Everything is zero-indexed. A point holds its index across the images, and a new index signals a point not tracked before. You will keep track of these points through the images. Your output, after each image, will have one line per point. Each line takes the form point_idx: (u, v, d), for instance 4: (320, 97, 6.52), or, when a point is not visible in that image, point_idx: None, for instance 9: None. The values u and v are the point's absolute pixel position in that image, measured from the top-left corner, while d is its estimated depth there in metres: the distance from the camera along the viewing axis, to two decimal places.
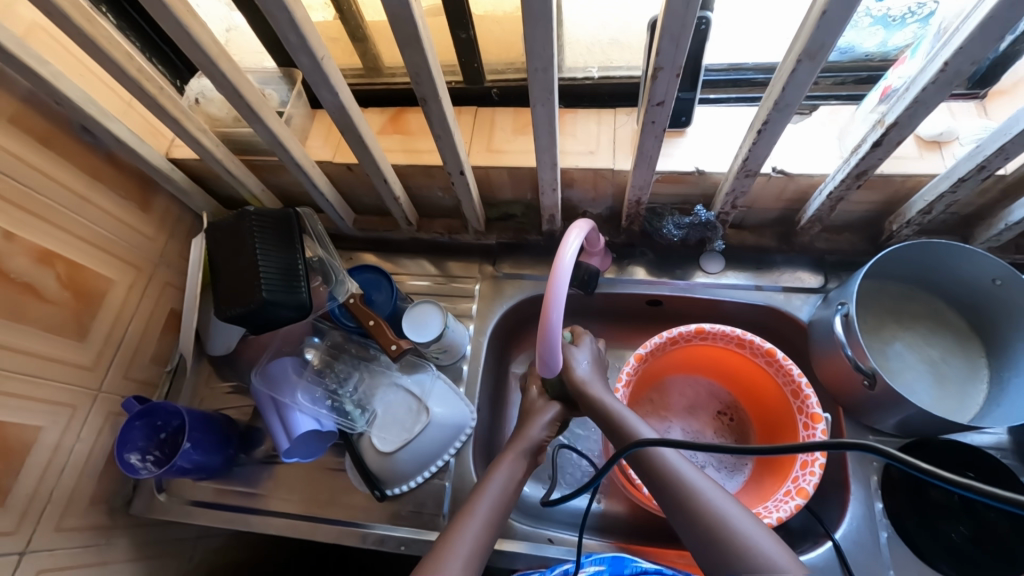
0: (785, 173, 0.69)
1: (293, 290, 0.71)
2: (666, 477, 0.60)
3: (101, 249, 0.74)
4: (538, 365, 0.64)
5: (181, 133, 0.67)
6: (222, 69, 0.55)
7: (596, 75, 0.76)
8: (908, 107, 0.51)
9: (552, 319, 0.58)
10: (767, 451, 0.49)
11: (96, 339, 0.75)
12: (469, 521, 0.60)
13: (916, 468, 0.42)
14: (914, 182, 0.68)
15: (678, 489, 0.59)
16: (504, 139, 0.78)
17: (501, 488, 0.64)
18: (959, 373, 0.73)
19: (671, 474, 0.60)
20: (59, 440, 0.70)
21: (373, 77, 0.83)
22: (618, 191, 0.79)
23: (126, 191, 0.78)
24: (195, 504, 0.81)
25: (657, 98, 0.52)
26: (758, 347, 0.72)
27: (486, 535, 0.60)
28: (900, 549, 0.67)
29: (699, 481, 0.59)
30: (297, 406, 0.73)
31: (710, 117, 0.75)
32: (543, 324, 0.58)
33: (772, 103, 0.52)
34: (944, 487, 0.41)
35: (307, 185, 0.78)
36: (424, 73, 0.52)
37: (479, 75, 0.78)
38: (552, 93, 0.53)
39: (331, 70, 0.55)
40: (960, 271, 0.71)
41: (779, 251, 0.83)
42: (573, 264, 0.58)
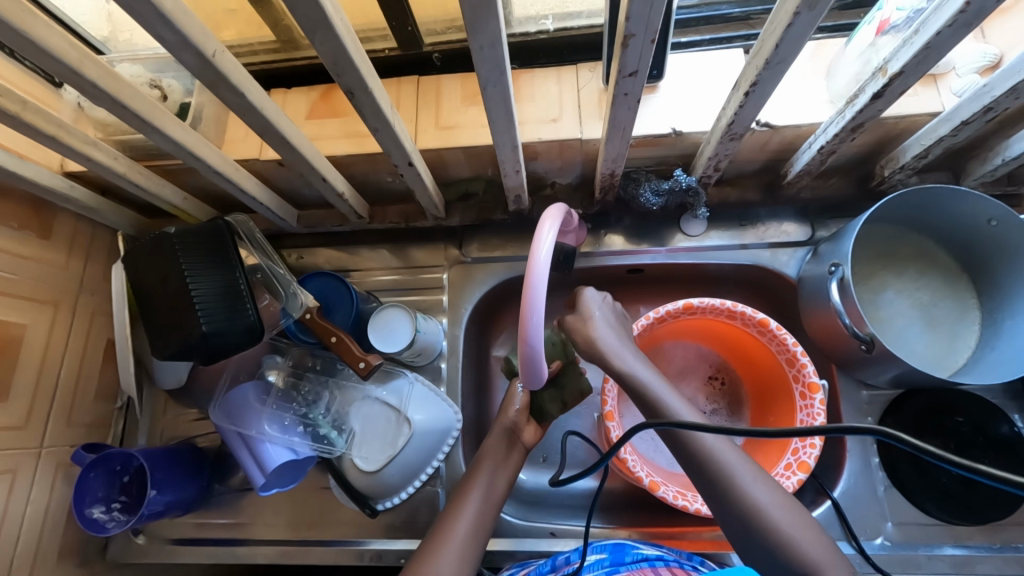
0: (769, 127, 0.62)
1: (238, 314, 0.62)
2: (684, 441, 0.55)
3: (3, 292, 0.64)
4: (522, 379, 0.55)
5: (63, 150, 0.56)
6: (93, 78, 0.44)
7: (551, 26, 0.66)
8: (917, 54, 0.43)
9: (531, 332, 0.50)
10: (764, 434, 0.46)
11: (23, 394, 0.66)
12: (448, 544, 0.57)
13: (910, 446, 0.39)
14: (908, 122, 0.62)
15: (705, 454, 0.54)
16: (453, 113, 0.68)
17: (486, 476, 0.64)
18: (950, 318, 0.71)
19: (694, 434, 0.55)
20: (7, 509, 0.64)
21: (290, 51, 0.71)
22: (587, 159, 0.70)
23: (20, 220, 0.66)
24: (176, 542, 0.77)
25: (628, 68, 0.44)
26: (749, 318, 0.68)
27: (464, 556, 0.56)
28: (897, 499, 0.68)
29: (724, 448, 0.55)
30: (266, 437, 0.66)
31: (684, 64, 0.66)
32: (523, 336, 0.50)
33: (762, 61, 0.44)
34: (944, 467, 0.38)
35: (233, 190, 0.67)
36: (343, 62, 0.43)
37: (415, 39, 0.66)
38: (503, 70, 0.44)
39: (229, 65, 0.44)
40: (955, 213, 0.67)
41: (762, 206, 0.78)
42: (550, 261, 0.50)
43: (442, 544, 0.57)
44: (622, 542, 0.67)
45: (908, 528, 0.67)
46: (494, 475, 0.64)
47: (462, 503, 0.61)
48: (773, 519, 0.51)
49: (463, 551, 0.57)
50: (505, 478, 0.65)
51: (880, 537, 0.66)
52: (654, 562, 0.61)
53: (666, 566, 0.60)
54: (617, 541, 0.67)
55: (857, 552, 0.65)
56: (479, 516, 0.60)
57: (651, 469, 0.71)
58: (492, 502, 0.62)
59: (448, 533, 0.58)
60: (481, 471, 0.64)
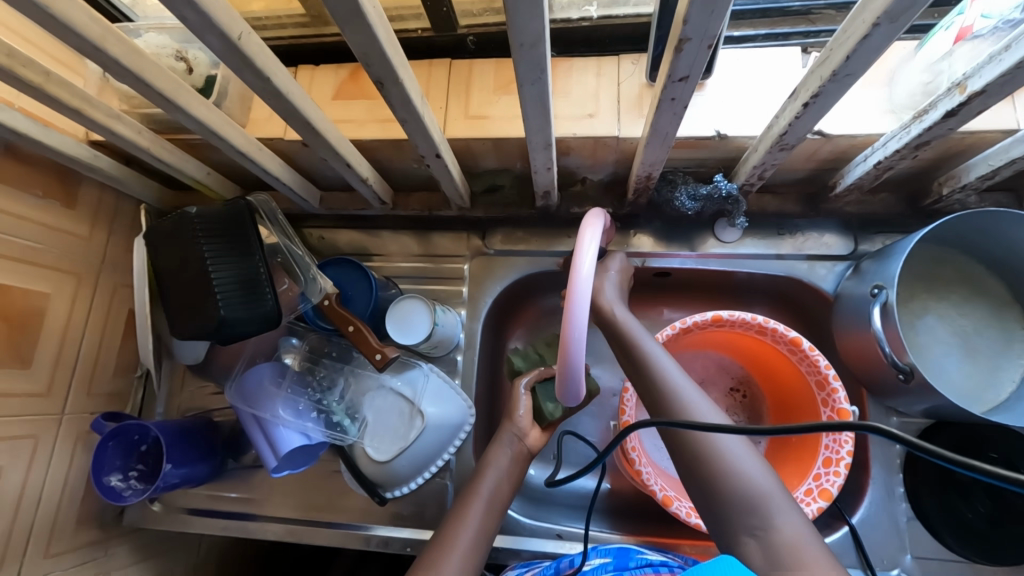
0: (823, 136, 0.58)
1: (259, 300, 0.62)
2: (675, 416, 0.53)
3: (27, 261, 0.64)
4: (558, 393, 0.52)
5: (87, 124, 0.54)
6: (116, 55, 0.42)
7: (594, 14, 0.62)
8: (1005, 73, 0.39)
9: (574, 347, 0.47)
10: (778, 432, 0.44)
11: (46, 361, 0.67)
12: (452, 547, 0.55)
13: (917, 447, 0.37)
14: (975, 139, 0.57)
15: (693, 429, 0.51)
16: (485, 101, 0.64)
17: (492, 479, 0.63)
18: (994, 348, 0.67)
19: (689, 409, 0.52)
20: (28, 473, 0.65)
21: (321, 27, 0.68)
22: (622, 157, 0.67)
23: (45, 188, 0.66)
24: (189, 511, 0.78)
25: (679, 73, 0.40)
26: (781, 335, 0.65)
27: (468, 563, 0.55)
28: (918, 532, 0.66)
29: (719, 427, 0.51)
30: (279, 421, 0.66)
31: (735, 60, 0.62)
32: (564, 350, 0.48)
33: (829, 72, 0.40)
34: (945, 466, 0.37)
35: (256, 171, 0.66)
36: (373, 52, 0.40)
37: (450, 20, 0.63)
38: (544, 68, 0.41)
39: (255, 48, 0.42)
40: (1014, 239, 0.62)
41: (803, 215, 0.74)
42: (593, 275, 0.48)
43: (447, 546, 0.55)
44: (628, 548, 0.65)
45: (927, 562, 0.64)
46: (500, 479, 0.63)
47: (468, 507, 0.60)
48: (766, 508, 0.46)
49: (471, 556, 0.55)
50: (512, 481, 0.64)
51: (897, 568, 0.65)
52: (659, 568, 0.57)
53: (670, 572, 0.57)
54: (624, 547, 0.65)
55: None
56: (483, 524, 0.58)
57: (664, 481, 0.70)
58: (496, 509, 0.61)
59: (452, 538, 0.56)
60: (486, 475, 0.63)
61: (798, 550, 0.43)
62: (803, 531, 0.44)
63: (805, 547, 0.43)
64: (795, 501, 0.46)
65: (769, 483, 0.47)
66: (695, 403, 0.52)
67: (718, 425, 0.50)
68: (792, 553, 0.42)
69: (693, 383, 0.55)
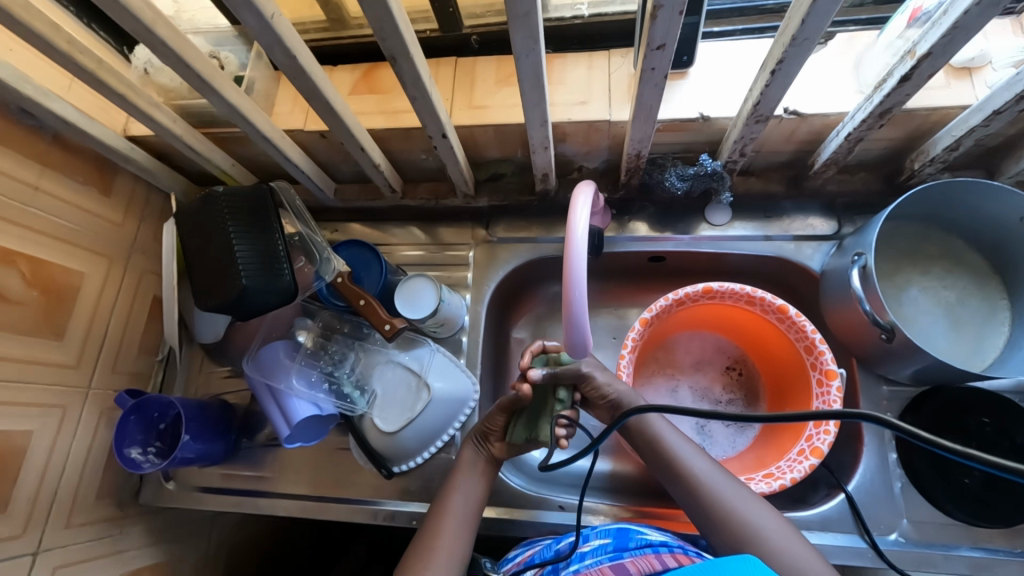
0: (797, 115, 0.63)
1: (275, 275, 0.66)
2: (681, 467, 0.62)
3: (66, 241, 0.70)
4: (567, 349, 0.58)
5: (130, 110, 0.61)
6: (162, 37, 0.48)
7: (586, 12, 0.69)
8: (944, 34, 0.44)
9: (575, 297, 0.54)
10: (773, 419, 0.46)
11: (77, 336, 0.72)
12: (438, 550, 0.59)
13: (913, 435, 0.40)
14: (940, 115, 0.61)
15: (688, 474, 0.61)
16: (488, 93, 0.70)
17: (461, 485, 0.66)
18: (977, 318, 0.70)
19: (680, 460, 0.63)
20: (55, 441, 0.69)
21: (338, 31, 0.75)
22: (614, 143, 0.72)
23: (85, 177, 0.72)
24: (203, 490, 0.81)
25: (656, 41, 0.46)
26: (769, 304, 0.68)
27: (453, 559, 0.59)
28: (912, 497, 0.67)
29: (705, 469, 0.61)
30: (293, 391, 0.70)
31: (715, 52, 0.68)
32: (566, 301, 0.54)
33: (788, 38, 0.45)
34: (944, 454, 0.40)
35: (277, 158, 0.72)
36: (388, 29, 0.46)
37: (456, 21, 0.70)
38: (536, 41, 0.47)
39: (283, 29, 0.48)
40: (985, 210, 0.66)
41: (788, 197, 0.78)
42: (587, 236, 0.54)
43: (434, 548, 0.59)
44: (627, 527, 0.67)
45: (923, 526, 0.66)
46: (471, 481, 0.66)
47: (443, 513, 0.63)
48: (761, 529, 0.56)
49: (453, 556, 0.59)
50: (482, 480, 0.67)
51: (895, 532, 0.66)
52: (659, 549, 0.59)
53: (670, 552, 0.58)
54: (622, 526, 0.67)
55: (868, 546, 0.65)
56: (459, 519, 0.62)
57: None
58: (474, 504, 0.65)
59: (436, 539, 0.60)
60: (457, 481, 0.67)
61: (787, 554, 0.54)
62: (787, 541, 0.55)
63: (789, 557, 0.54)
64: (778, 516, 0.57)
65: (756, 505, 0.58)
66: (686, 456, 0.63)
67: (707, 469, 0.61)
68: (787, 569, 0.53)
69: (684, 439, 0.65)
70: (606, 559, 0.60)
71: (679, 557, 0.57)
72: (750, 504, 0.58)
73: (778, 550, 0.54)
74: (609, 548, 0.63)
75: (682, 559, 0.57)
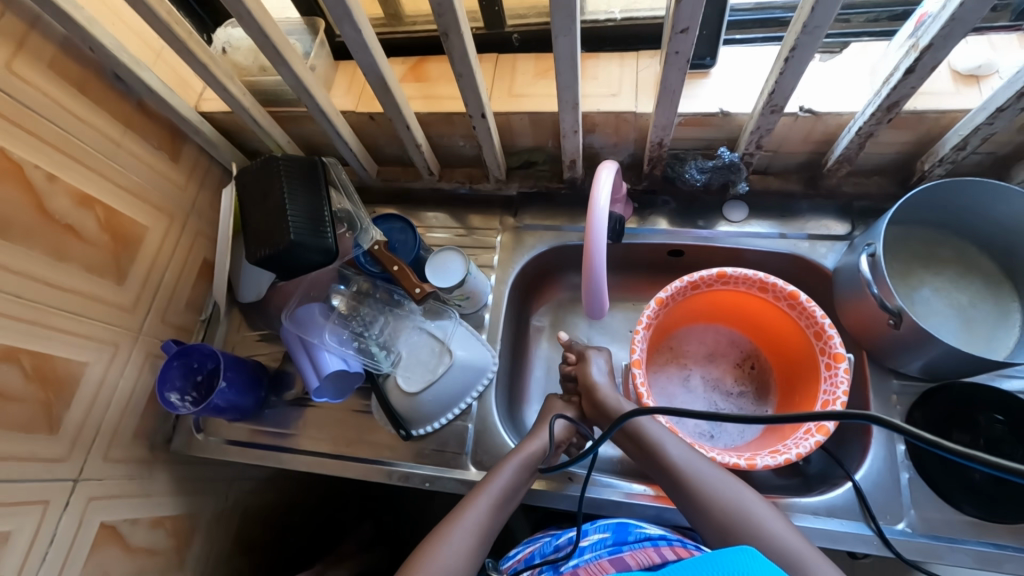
0: (812, 113, 0.68)
1: (319, 238, 0.72)
2: (664, 456, 0.63)
3: (136, 196, 0.77)
4: (584, 307, 0.65)
5: (209, 77, 0.68)
6: (250, 7, 0.56)
7: (619, 16, 0.75)
8: (944, 25, 0.49)
9: (595, 259, 0.59)
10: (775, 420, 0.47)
11: (135, 283, 0.78)
12: (449, 540, 0.60)
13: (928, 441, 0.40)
14: (949, 119, 0.65)
15: (684, 475, 0.61)
16: (525, 85, 0.78)
17: (504, 482, 0.66)
18: (988, 318, 0.72)
19: (674, 460, 0.62)
20: (105, 377, 0.75)
21: (394, 26, 0.83)
22: (639, 136, 0.78)
23: (159, 141, 0.80)
24: (229, 443, 0.85)
25: (681, 25, 0.52)
26: (780, 290, 0.71)
27: (468, 553, 0.59)
28: (920, 489, 0.67)
29: (701, 469, 0.61)
30: (324, 346, 0.76)
31: (736, 56, 0.73)
32: (588, 263, 0.60)
33: (800, 26, 0.51)
34: (944, 455, 0.40)
35: (330, 134, 0.79)
36: (446, 3, 0.53)
37: (500, 19, 0.77)
38: (574, 21, 0.53)
39: (354, 5, 0.56)
40: (993, 212, 0.69)
41: (804, 198, 0.82)
42: (609, 204, 0.59)
43: (446, 537, 0.60)
44: (626, 522, 0.67)
45: (932, 519, 0.66)
46: (513, 478, 0.67)
47: (471, 503, 0.63)
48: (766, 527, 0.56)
49: (469, 551, 0.59)
50: (523, 480, 0.68)
51: (901, 522, 0.66)
52: (658, 542, 0.59)
53: (669, 545, 0.59)
54: (620, 521, 0.67)
55: (874, 534, 0.65)
56: (483, 526, 0.62)
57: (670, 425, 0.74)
58: (498, 516, 0.64)
59: (451, 529, 0.61)
60: (496, 475, 0.67)
61: (795, 551, 0.54)
62: (796, 542, 0.54)
63: (800, 554, 0.53)
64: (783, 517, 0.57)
65: (755, 504, 0.58)
66: (682, 456, 0.62)
67: (704, 469, 0.61)
68: (794, 563, 0.53)
69: (679, 439, 0.64)
70: (604, 553, 0.61)
71: (678, 551, 0.57)
72: (753, 503, 0.58)
73: (787, 548, 0.54)
74: (608, 543, 0.63)
75: (681, 552, 0.57)
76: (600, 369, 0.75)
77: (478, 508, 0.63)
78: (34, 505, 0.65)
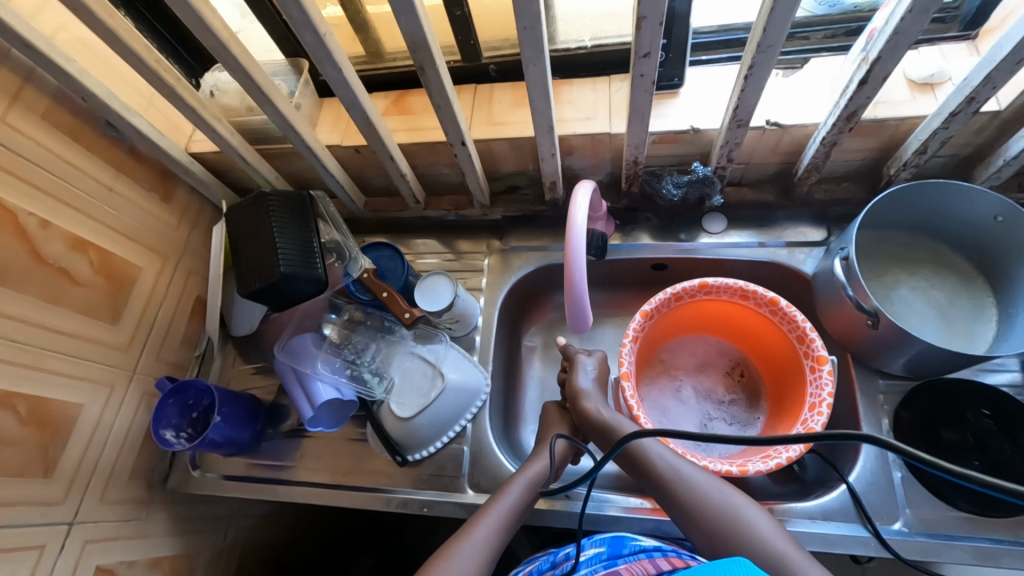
0: (778, 126, 0.71)
1: (310, 269, 0.74)
2: (653, 466, 0.64)
3: (129, 237, 0.79)
4: (568, 321, 0.65)
5: (198, 120, 0.71)
6: (235, 53, 0.59)
7: (589, 44, 0.78)
8: (889, 39, 0.52)
9: (575, 277, 0.61)
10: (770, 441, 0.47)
11: (129, 322, 0.79)
12: (457, 555, 0.59)
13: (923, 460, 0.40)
14: (909, 125, 0.68)
15: (676, 484, 0.61)
16: (503, 113, 0.81)
17: (511, 500, 0.66)
18: (966, 314, 0.73)
19: (666, 469, 0.62)
20: (100, 417, 0.75)
21: (375, 63, 0.86)
22: (616, 155, 0.81)
23: (150, 183, 0.82)
24: (226, 478, 0.85)
25: (643, 49, 0.55)
26: (761, 297, 0.73)
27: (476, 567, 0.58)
28: (913, 487, 0.68)
29: (693, 477, 0.61)
30: (318, 375, 0.77)
31: (703, 76, 0.77)
32: (569, 282, 0.61)
33: (755, 45, 0.54)
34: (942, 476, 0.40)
35: (317, 167, 0.81)
36: (420, 40, 0.56)
37: (476, 52, 0.81)
38: (542, 52, 0.56)
39: (334, 47, 0.59)
40: (960, 211, 0.72)
41: (780, 207, 0.84)
42: (586, 221, 0.61)
43: (452, 554, 0.59)
44: (620, 535, 0.67)
45: (928, 517, 0.66)
46: (520, 497, 0.66)
47: (478, 521, 0.63)
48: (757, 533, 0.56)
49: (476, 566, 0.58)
50: (529, 498, 0.67)
51: (897, 521, 0.66)
52: (652, 553, 0.61)
53: (664, 556, 0.60)
54: (615, 534, 0.68)
55: (871, 535, 0.65)
56: (491, 541, 0.61)
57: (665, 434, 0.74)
58: (505, 534, 0.63)
59: (458, 545, 0.60)
60: (503, 494, 0.66)
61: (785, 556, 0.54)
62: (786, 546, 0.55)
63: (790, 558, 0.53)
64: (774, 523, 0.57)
65: (746, 510, 0.58)
66: (674, 465, 0.63)
67: (696, 477, 0.61)
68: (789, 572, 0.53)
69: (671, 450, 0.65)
70: (600, 567, 0.61)
71: (673, 561, 0.60)
72: (744, 509, 0.58)
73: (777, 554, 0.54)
74: (603, 556, 0.63)
75: (676, 563, 0.59)
76: (588, 376, 0.74)
77: (485, 525, 0.63)
78: (30, 550, 0.65)
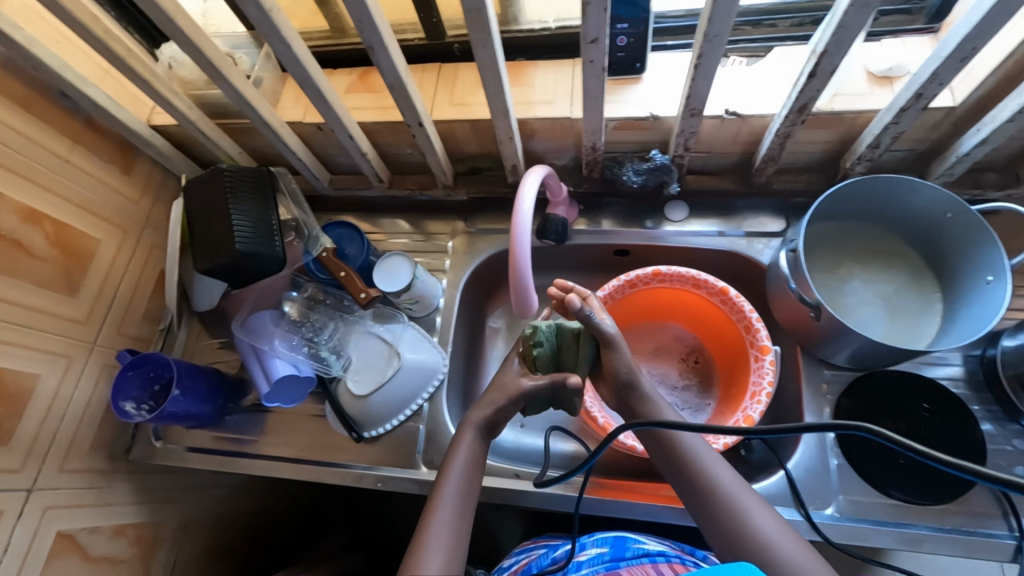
0: (737, 115, 0.70)
1: (269, 247, 0.74)
2: (675, 453, 0.59)
3: (86, 209, 0.78)
4: (514, 304, 0.66)
5: (152, 93, 0.70)
6: (180, 26, 0.58)
7: (552, 25, 0.77)
8: (834, 33, 0.52)
9: (520, 262, 0.61)
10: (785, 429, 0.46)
11: (88, 295, 0.80)
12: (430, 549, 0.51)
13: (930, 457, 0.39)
14: (865, 119, 0.68)
15: (695, 474, 0.57)
16: (466, 93, 0.80)
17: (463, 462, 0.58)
18: (913, 309, 0.74)
19: (687, 458, 0.58)
20: (58, 388, 0.76)
21: (338, 38, 0.85)
22: (578, 140, 0.80)
23: (109, 155, 0.82)
24: (189, 450, 0.87)
25: (590, 35, 0.54)
26: (712, 286, 0.75)
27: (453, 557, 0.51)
28: (848, 473, 0.70)
29: (714, 470, 0.57)
30: (275, 351, 0.79)
31: (667, 62, 0.76)
32: (514, 267, 0.62)
33: (702, 35, 0.53)
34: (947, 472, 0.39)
35: (278, 145, 0.80)
36: (365, 19, 0.55)
37: (440, 30, 0.79)
38: (490, 35, 0.55)
39: (281, 23, 0.58)
40: (913, 205, 0.72)
41: (742, 197, 0.84)
42: (532, 208, 0.62)
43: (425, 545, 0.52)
44: (624, 536, 0.70)
45: (859, 503, 0.68)
46: (472, 453, 0.59)
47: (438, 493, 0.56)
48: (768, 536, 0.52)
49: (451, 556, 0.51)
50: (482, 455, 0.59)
51: (830, 506, 0.69)
52: (656, 558, 0.64)
53: (667, 562, 0.63)
54: (619, 535, 0.70)
55: (803, 519, 0.67)
56: (455, 536, 0.53)
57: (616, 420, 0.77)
58: (468, 508, 0.55)
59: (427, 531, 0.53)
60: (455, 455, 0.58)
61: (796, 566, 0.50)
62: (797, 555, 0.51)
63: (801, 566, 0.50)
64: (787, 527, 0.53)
65: (762, 512, 0.54)
66: (698, 453, 0.58)
67: (716, 469, 0.57)
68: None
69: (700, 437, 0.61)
70: (602, 568, 0.64)
71: (676, 567, 0.63)
72: (759, 510, 0.54)
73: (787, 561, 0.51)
74: (607, 557, 0.66)
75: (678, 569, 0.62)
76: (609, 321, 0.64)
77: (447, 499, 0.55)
78: None
